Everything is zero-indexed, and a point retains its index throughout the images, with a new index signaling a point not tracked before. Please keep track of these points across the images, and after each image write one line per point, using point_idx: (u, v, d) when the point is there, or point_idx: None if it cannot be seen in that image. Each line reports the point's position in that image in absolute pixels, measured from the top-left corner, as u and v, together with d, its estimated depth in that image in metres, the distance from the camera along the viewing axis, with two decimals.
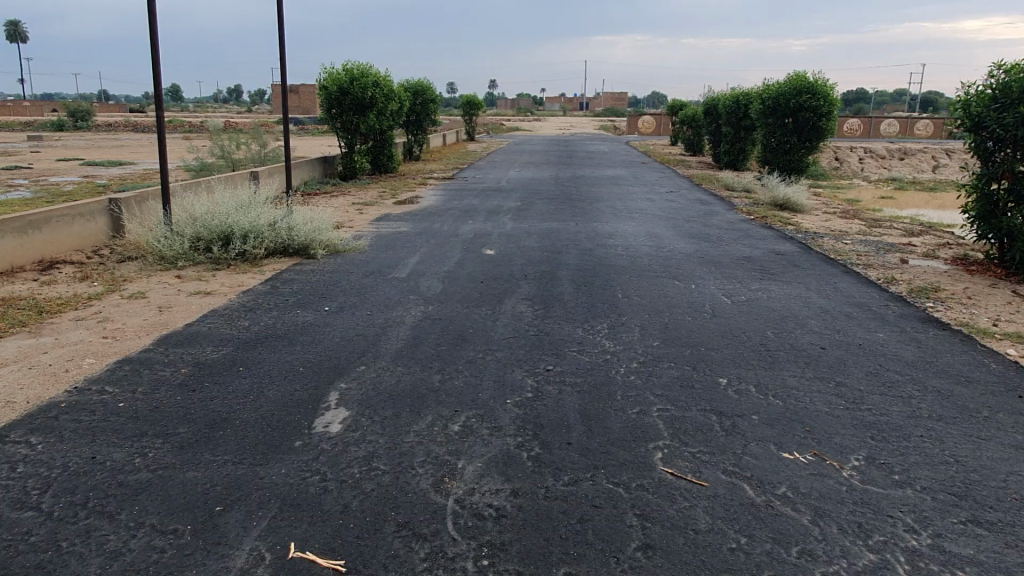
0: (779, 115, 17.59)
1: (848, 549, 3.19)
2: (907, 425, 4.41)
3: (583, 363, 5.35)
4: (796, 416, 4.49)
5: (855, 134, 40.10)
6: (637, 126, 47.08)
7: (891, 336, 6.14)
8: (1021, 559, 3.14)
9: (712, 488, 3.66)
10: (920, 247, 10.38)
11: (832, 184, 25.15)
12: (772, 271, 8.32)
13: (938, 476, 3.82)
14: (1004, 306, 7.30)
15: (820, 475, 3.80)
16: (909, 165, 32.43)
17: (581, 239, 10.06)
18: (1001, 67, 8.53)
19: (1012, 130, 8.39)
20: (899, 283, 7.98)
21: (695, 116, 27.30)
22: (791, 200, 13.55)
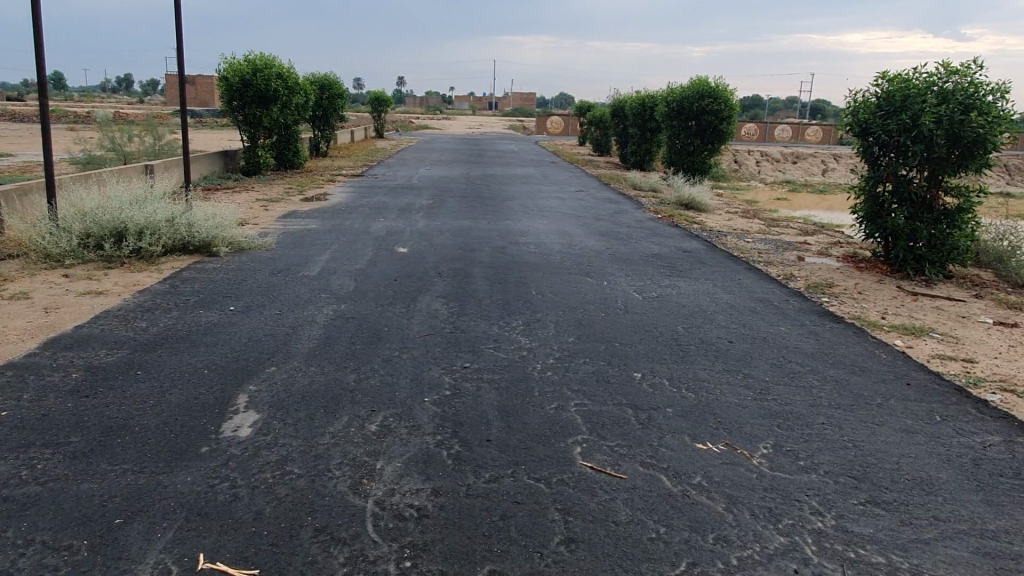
0: (682, 118, 18.17)
1: (760, 534, 3.31)
2: (809, 413, 4.63)
3: (500, 360, 5.34)
4: (707, 407, 4.63)
5: (752, 138, 41.98)
6: (546, 126, 47.59)
7: (791, 329, 6.45)
8: (915, 535, 3.34)
9: (631, 480, 3.72)
10: (814, 245, 10.97)
11: (732, 185, 26.21)
12: (680, 268, 8.58)
13: (839, 461, 4.03)
14: (891, 301, 7.80)
15: (733, 464, 3.92)
16: (801, 168, 34.24)
17: (494, 237, 10.06)
18: (885, 76, 9.09)
19: (895, 136, 8.96)
20: (797, 279, 8.39)
21: (603, 117, 27.88)
22: (696, 200, 14.02)
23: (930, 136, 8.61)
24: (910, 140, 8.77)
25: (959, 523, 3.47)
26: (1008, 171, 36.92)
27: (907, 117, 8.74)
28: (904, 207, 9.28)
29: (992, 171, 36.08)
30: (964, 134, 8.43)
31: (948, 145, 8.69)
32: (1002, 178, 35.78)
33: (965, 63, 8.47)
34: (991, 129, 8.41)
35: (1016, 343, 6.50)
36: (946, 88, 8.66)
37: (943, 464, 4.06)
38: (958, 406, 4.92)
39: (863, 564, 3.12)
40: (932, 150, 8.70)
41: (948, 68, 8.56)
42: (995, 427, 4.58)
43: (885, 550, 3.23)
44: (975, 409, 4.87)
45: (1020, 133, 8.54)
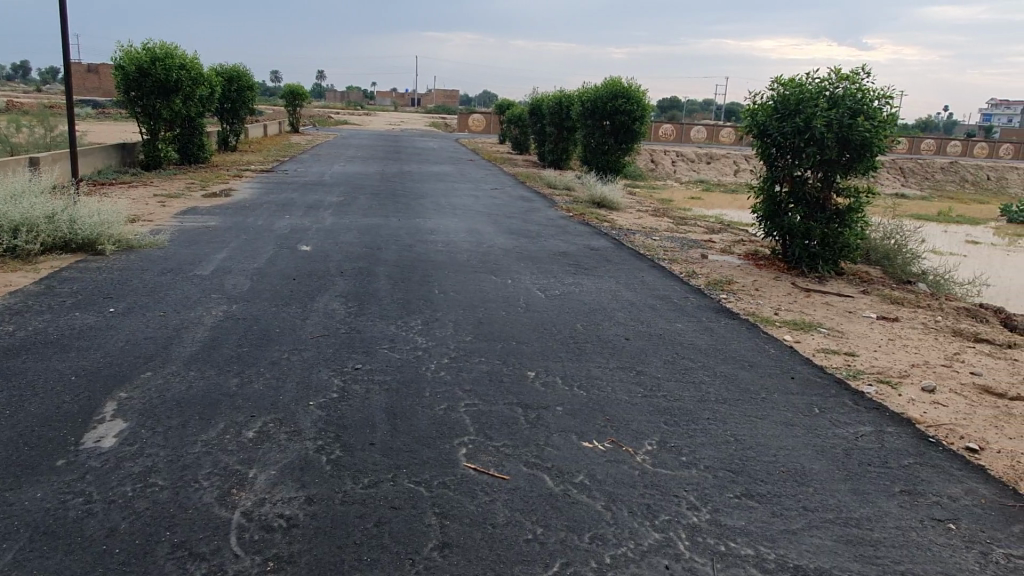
0: (597, 117, 18.40)
1: (635, 531, 3.33)
2: (696, 409, 4.71)
3: (394, 360, 5.23)
4: (598, 405, 4.65)
5: (668, 139, 43.05)
6: (467, 125, 47.47)
7: (688, 325, 6.58)
8: (784, 527, 3.44)
9: (514, 481, 3.69)
10: (718, 243, 11.28)
11: (648, 184, 26.74)
12: (586, 266, 8.65)
13: (720, 455, 4.11)
14: (785, 297, 8.07)
15: (616, 462, 3.95)
16: (714, 168, 35.32)
17: (402, 235, 9.90)
18: (780, 80, 9.40)
19: (790, 138, 9.27)
20: (699, 277, 8.59)
21: (522, 115, 28.03)
22: (608, 199, 14.22)
23: (821, 138, 8.97)
24: (804, 142, 9.11)
25: (826, 512, 3.59)
26: (903, 172, 39.20)
27: (801, 120, 9.06)
28: (800, 206, 9.64)
29: (888, 173, 38.22)
30: (853, 137, 8.82)
31: (838, 148, 9.07)
32: (897, 179, 37.94)
33: (853, 70, 8.85)
34: (876, 134, 8.83)
35: (895, 336, 6.84)
36: (836, 94, 9.02)
37: (817, 455, 4.20)
38: (837, 399, 5.12)
39: (732, 557, 3.18)
40: (824, 152, 9.06)
41: (837, 74, 8.92)
42: (869, 418, 4.79)
43: (755, 542, 3.30)
44: (851, 401, 5.08)
45: (902, 138, 9.02)
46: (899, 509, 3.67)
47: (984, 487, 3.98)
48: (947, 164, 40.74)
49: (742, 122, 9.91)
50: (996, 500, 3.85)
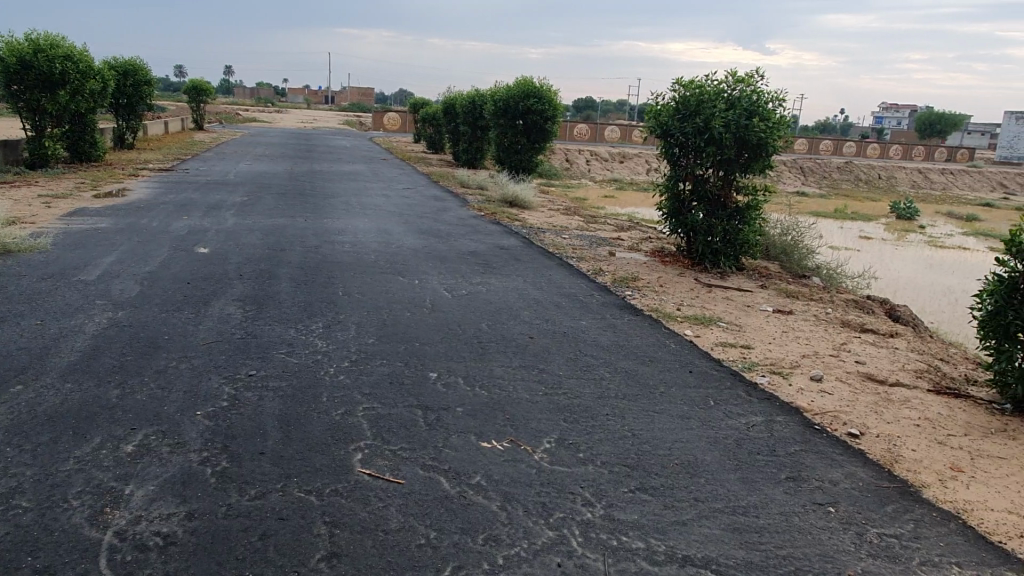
0: (509, 117, 18.44)
1: (529, 530, 3.32)
2: (595, 405, 4.77)
3: (290, 365, 5.06)
4: (498, 405, 4.64)
5: (583, 138, 43.69)
6: (382, 123, 46.81)
7: (592, 322, 6.66)
8: (675, 518, 3.51)
9: (409, 485, 3.63)
10: (626, 241, 11.51)
11: (563, 183, 27.05)
12: (494, 265, 8.64)
13: (616, 451, 4.16)
14: (687, 293, 8.29)
15: (513, 461, 3.94)
16: (627, 168, 36.04)
17: (307, 236, 9.64)
18: (681, 82, 9.65)
19: (691, 139, 9.53)
20: (605, 274, 8.72)
21: (436, 114, 27.86)
22: (519, 198, 14.29)
23: (720, 139, 9.27)
24: (704, 142, 9.39)
25: (715, 502, 3.69)
26: (803, 172, 41.07)
27: (700, 120, 9.34)
28: (703, 204, 9.93)
29: (790, 172, 39.98)
30: (750, 137, 9.17)
31: (736, 148, 9.41)
32: (797, 178, 39.78)
33: (748, 73, 9.18)
34: (771, 134, 9.21)
35: (789, 328, 7.13)
36: (733, 96, 9.33)
37: (709, 446, 4.32)
38: (731, 390, 5.29)
39: (623, 551, 3.22)
40: (723, 152, 9.37)
41: (733, 77, 9.23)
42: (759, 409, 4.97)
43: (646, 535, 3.36)
44: (744, 393, 5.26)
45: (795, 139, 9.44)
46: (784, 495, 3.81)
47: (863, 470, 4.19)
48: (844, 164, 42.97)
49: (645, 122, 10.11)
50: (873, 483, 4.06)
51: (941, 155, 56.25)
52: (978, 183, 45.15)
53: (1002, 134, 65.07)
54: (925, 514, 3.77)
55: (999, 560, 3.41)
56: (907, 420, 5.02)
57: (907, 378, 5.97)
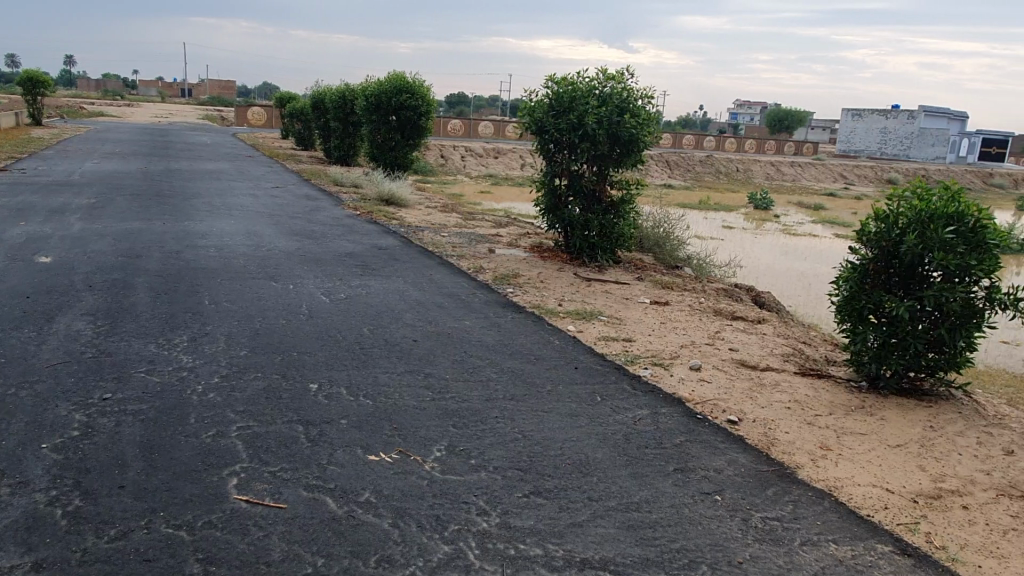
0: (382, 113, 18.02)
1: (423, 547, 3.18)
2: (484, 408, 4.67)
3: (152, 385, 4.63)
4: (384, 414, 4.45)
5: (457, 134, 43.54)
6: (246, 118, 44.59)
7: (476, 322, 6.57)
8: (570, 521, 3.48)
9: (292, 509, 3.38)
10: (505, 237, 11.51)
11: (439, 180, 26.83)
12: (373, 266, 8.37)
13: (509, 454, 4.09)
14: (567, 288, 8.37)
15: (403, 473, 3.78)
16: (502, 163, 36.25)
17: (167, 240, 8.95)
18: (553, 79, 9.71)
19: (565, 135, 9.63)
20: (486, 272, 8.66)
21: (304, 109, 26.82)
22: (396, 195, 13.98)
23: (594, 135, 9.43)
24: (578, 138, 9.52)
25: (609, 500, 3.70)
26: (669, 165, 42.91)
27: (574, 117, 9.45)
28: (579, 199, 10.07)
29: (656, 166, 41.67)
30: (621, 133, 9.40)
31: (608, 144, 9.62)
32: (663, 171, 41.50)
33: (617, 70, 9.39)
34: (641, 130, 9.50)
35: (665, 319, 7.35)
36: (604, 92, 9.52)
37: (599, 443, 4.35)
38: (616, 385, 5.36)
39: (521, 560, 3.15)
40: (597, 147, 9.54)
41: (604, 73, 9.40)
42: (644, 402, 5.07)
43: (544, 541, 3.31)
44: (629, 386, 5.35)
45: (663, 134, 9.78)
46: (673, 487, 3.88)
47: (743, 455, 4.35)
48: (704, 158, 45.30)
49: (519, 117, 10.10)
50: (754, 467, 4.22)
51: (789, 149, 60.56)
52: (823, 174, 48.93)
53: (840, 129, 70.96)
54: (802, 494, 3.96)
55: (869, 533, 3.63)
56: (778, 403, 5.28)
57: (776, 362, 6.30)
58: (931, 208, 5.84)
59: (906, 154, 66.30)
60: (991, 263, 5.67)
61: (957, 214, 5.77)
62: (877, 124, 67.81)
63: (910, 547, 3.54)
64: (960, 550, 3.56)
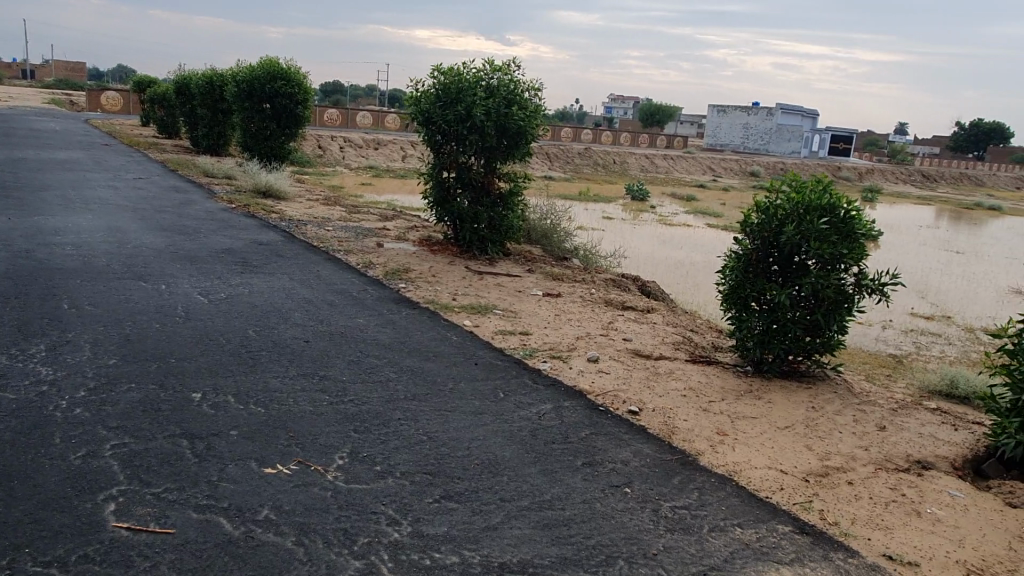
0: (255, 100, 17.10)
1: (332, 564, 2.99)
2: (386, 410, 4.49)
3: (6, 403, 4.11)
4: (278, 423, 4.17)
5: (334, 124, 42.17)
6: (98, 103, 41.16)
7: (369, 320, 6.33)
8: (485, 524, 3.38)
9: (182, 534, 3.08)
10: (392, 231, 11.22)
11: (317, 171, 25.89)
12: (255, 263, 7.89)
13: (415, 458, 3.94)
14: (460, 282, 8.24)
15: (304, 486, 3.54)
16: (382, 154, 35.48)
17: (14, 238, 8.05)
18: (440, 69, 9.52)
19: (453, 126, 9.47)
20: (375, 267, 8.38)
21: (167, 94, 25.05)
22: (273, 188, 13.32)
23: (482, 126, 9.35)
24: (466, 130, 9.39)
25: (521, 500, 3.64)
26: (549, 157, 43.51)
27: (461, 108, 9.31)
28: (468, 192, 9.94)
29: (537, 158, 42.15)
30: (509, 125, 9.39)
31: (496, 136, 9.56)
32: (544, 164, 42.08)
33: (504, 62, 9.35)
34: (529, 122, 9.53)
35: (559, 312, 7.38)
36: (491, 84, 9.46)
37: (506, 441, 4.27)
38: (518, 379, 5.32)
39: (438, 570, 3.02)
40: (485, 139, 9.46)
41: (491, 65, 9.34)
42: (547, 396, 5.05)
43: (459, 547, 3.19)
44: (530, 380, 5.31)
45: (549, 127, 9.87)
46: (583, 483, 3.87)
47: (647, 446, 4.42)
48: (583, 150, 46.29)
49: (405, 108, 9.82)
50: (658, 457, 4.28)
51: (660, 142, 63.04)
52: (693, 167, 51.30)
53: (707, 124, 74.69)
54: (705, 480, 4.05)
55: (769, 515, 3.77)
56: (674, 392, 5.41)
57: (667, 350, 6.48)
58: (806, 200, 6.16)
59: (765, 149, 70.75)
60: (859, 251, 6.07)
61: (829, 206, 6.13)
62: (739, 119, 71.88)
63: (806, 525, 3.71)
64: (850, 525, 3.76)
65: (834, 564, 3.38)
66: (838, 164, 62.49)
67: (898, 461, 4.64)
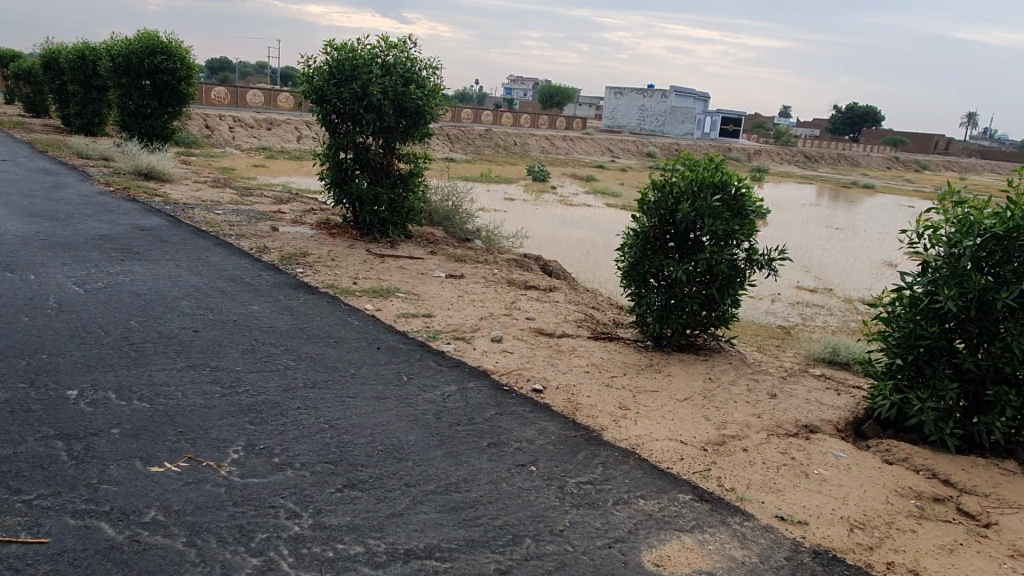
0: (133, 76, 16.00)
1: (227, 563, 2.84)
2: (283, 400, 4.31)
3: None
4: (165, 418, 3.92)
5: (222, 103, 40.14)
6: None
7: (264, 307, 6.07)
8: (390, 511, 3.31)
9: (57, 543, 2.84)
10: (288, 214, 10.81)
11: (206, 153, 24.63)
12: (136, 250, 7.40)
13: (315, 447, 3.80)
14: (361, 265, 8.02)
15: (195, 483, 3.35)
16: (276, 135, 34.11)
17: None
18: (332, 45, 9.17)
19: (349, 105, 9.17)
20: (270, 252, 8.04)
21: (32, 69, 23.07)
22: (156, 169, 12.54)
23: (379, 106, 9.11)
24: (363, 109, 9.12)
25: (427, 484, 3.58)
26: (450, 139, 43.07)
27: (357, 86, 9.02)
28: (366, 173, 9.67)
29: (438, 139, 41.66)
30: (408, 104, 9.20)
31: (395, 115, 9.33)
32: (445, 145, 41.67)
33: (400, 39, 9.14)
34: (427, 101, 9.38)
35: (463, 293, 7.33)
36: (387, 61, 9.22)
37: (411, 425, 4.19)
38: (421, 362, 5.23)
39: (342, 561, 2.92)
40: (383, 119, 9.22)
41: (386, 42, 9.10)
42: (452, 377, 5.00)
43: (363, 536, 3.10)
44: (434, 363, 5.23)
45: (449, 106, 9.74)
46: (489, 463, 3.86)
47: (552, 423, 4.44)
48: (484, 131, 46.12)
49: (298, 85, 9.42)
50: (562, 434, 4.31)
51: (561, 123, 63.67)
52: (592, 148, 52.16)
53: (605, 106, 76.03)
54: (609, 455, 4.12)
55: (670, 485, 3.87)
56: (578, 369, 5.47)
57: (570, 328, 6.55)
58: (700, 177, 6.34)
59: (660, 130, 72.80)
60: (750, 227, 6.31)
61: (721, 183, 6.33)
62: (636, 101, 73.63)
63: (705, 493, 3.83)
64: (745, 489, 3.92)
65: (731, 528, 3.51)
66: (727, 145, 65.13)
67: (788, 427, 4.88)
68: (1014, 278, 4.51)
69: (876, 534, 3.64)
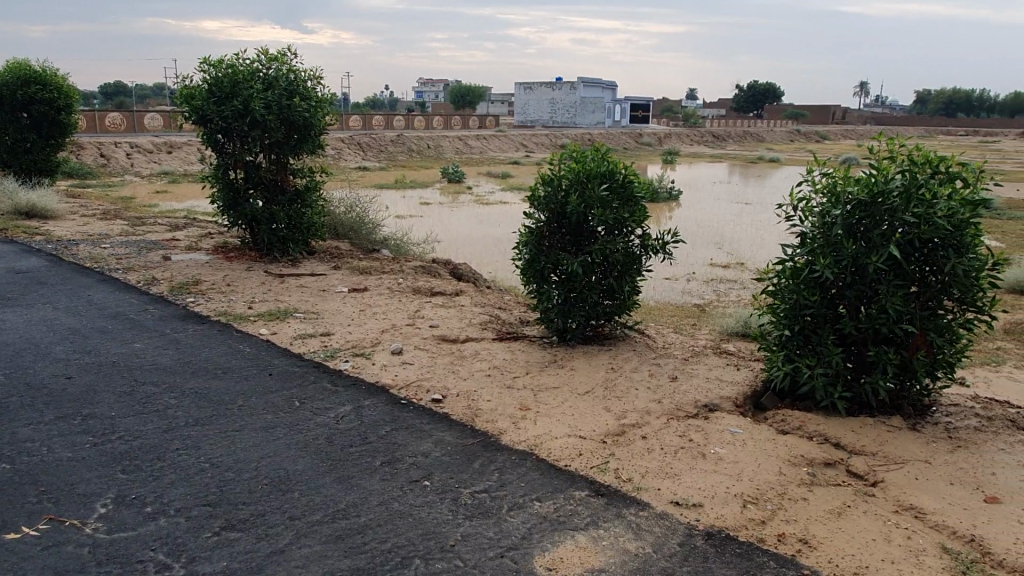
0: (5, 109, 15.06)
1: None
2: (161, 443, 4.07)
3: None
4: (26, 478, 3.64)
5: (119, 130, 38.32)
6: None
7: (148, 343, 5.76)
8: (270, 549, 3.15)
9: None
10: (182, 241, 10.37)
11: (102, 183, 23.48)
12: (8, 296, 6.93)
13: (193, 490, 3.60)
14: (258, 288, 7.74)
15: (55, 546, 3.11)
16: (178, 159, 32.81)
17: None
18: (208, 62, 8.79)
19: (232, 123, 8.82)
20: (159, 283, 7.67)
21: None
22: (36, 206, 11.83)
23: (264, 121, 8.80)
24: (248, 126, 8.80)
25: (312, 514, 3.43)
26: (362, 147, 42.38)
27: (238, 103, 8.68)
28: (260, 191, 9.34)
29: (350, 148, 40.95)
30: (294, 118, 8.94)
31: (283, 130, 9.05)
32: (358, 154, 41.01)
33: (280, 51, 8.88)
34: (314, 113, 9.14)
35: (364, 307, 7.15)
36: (268, 75, 8.94)
37: (299, 453, 4.03)
38: (316, 384, 5.05)
39: None
40: (270, 134, 8.92)
41: (266, 55, 8.82)
42: (347, 397, 4.84)
43: None
44: (329, 384, 5.06)
45: (339, 116, 9.52)
46: (381, 484, 3.74)
47: (448, 433, 4.35)
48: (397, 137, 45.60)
49: (176, 106, 9.01)
50: (459, 443, 4.23)
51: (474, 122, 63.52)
52: (507, 145, 52.24)
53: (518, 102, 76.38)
54: (506, 459, 4.06)
55: (566, 483, 3.83)
56: (479, 373, 5.39)
57: (474, 332, 6.47)
58: (586, 169, 6.33)
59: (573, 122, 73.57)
60: (640, 214, 6.37)
61: (608, 173, 6.34)
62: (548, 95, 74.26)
63: (602, 486, 3.82)
64: (642, 478, 3.92)
65: (626, 521, 3.49)
66: (638, 130, 66.29)
67: (687, 409, 4.92)
68: (882, 241, 4.67)
69: (768, 506, 3.70)
